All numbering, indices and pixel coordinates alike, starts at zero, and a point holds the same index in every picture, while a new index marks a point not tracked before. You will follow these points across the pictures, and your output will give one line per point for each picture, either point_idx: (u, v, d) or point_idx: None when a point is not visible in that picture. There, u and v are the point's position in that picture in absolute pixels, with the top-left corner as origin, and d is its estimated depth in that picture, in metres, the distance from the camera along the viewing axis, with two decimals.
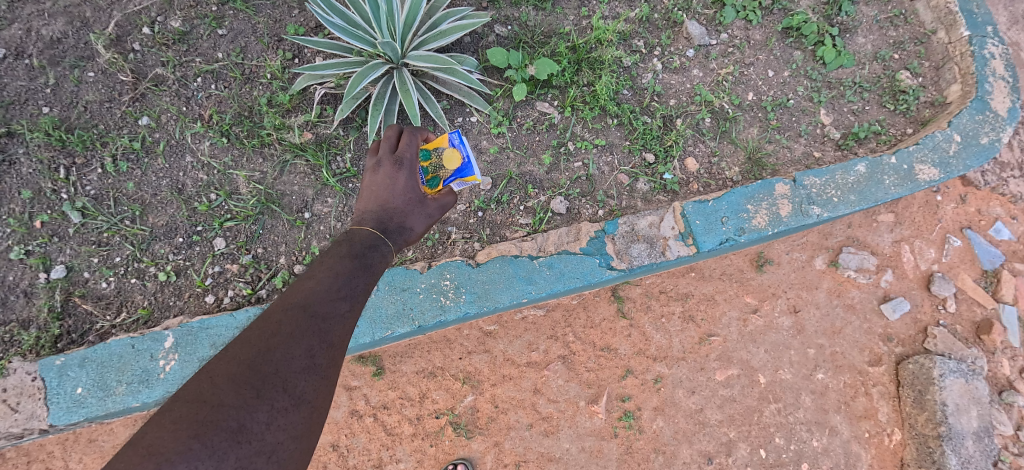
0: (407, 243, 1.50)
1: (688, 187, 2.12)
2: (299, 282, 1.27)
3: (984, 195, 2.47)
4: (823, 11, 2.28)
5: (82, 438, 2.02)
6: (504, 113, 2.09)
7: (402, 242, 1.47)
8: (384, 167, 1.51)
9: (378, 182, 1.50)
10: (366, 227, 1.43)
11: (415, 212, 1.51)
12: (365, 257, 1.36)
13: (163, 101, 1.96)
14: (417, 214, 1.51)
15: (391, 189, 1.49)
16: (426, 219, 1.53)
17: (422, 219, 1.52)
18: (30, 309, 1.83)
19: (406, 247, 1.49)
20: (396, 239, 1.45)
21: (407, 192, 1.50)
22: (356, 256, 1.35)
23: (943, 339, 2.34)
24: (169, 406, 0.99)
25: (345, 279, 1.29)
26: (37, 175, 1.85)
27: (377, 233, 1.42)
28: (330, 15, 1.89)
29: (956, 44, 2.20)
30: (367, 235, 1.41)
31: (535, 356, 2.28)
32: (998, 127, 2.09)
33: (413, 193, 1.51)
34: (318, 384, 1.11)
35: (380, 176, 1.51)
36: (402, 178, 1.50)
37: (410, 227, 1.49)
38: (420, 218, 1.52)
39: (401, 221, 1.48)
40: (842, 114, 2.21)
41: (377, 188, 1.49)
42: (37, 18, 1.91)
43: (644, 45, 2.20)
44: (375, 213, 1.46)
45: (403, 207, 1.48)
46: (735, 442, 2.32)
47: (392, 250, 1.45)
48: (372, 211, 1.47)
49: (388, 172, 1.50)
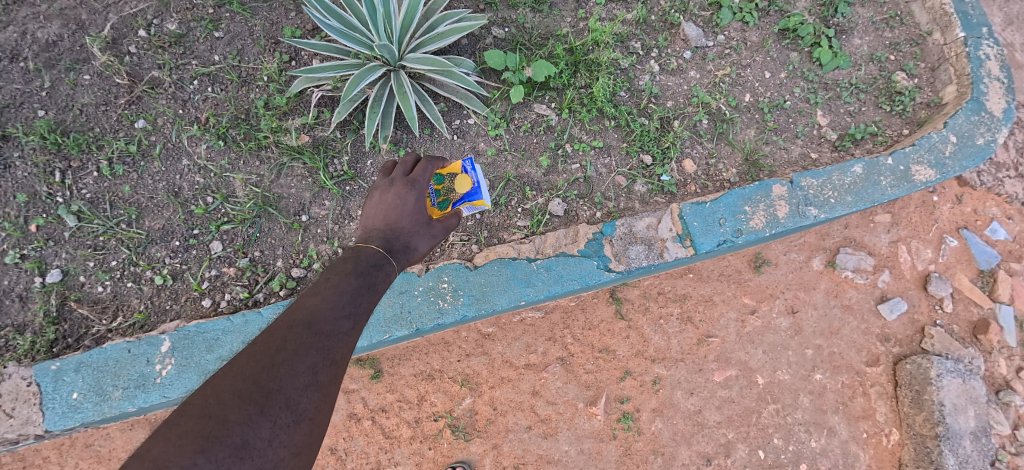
0: (410, 263, 1.49)
1: (686, 188, 2.12)
2: (304, 298, 1.27)
3: (980, 195, 2.49)
4: (819, 13, 2.29)
5: (79, 443, 2.01)
6: (501, 116, 2.10)
7: (405, 262, 1.46)
8: (395, 187, 1.51)
9: (387, 202, 1.50)
10: (371, 246, 1.42)
11: (420, 233, 1.49)
12: (369, 275, 1.36)
13: (159, 104, 1.95)
14: (422, 235, 1.49)
15: (400, 209, 1.48)
16: (430, 240, 1.52)
17: (426, 240, 1.50)
18: (25, 314, 1.82)
19: (409, 266, 1.48)
20: (399, 259, 1.44)
21: (415, 213, 1.48)
22: (361, 275, 1.35)
23: (940, 339, 2.35)
24: (175, 419, 0.98)
25: (350, 297, 1.29)
26: (32, 178, 1.84)
27: (381, 252, 1.41)
28: (327, 18, 1.88)
29: (951, 45, 2.21)
30: (372, 253, 1.40)
31: (533, 358, 2.28)
32: (993, 128, 2.10)
33: (421, 214, 1.49)
34: (320, 402, 1.11)
35: (390, 195, 1.50)
36: (412, 198, 1.49)
37: (414, 247, 1.48)
38: (425, 239, 1.50)
39: (406, 241, 1.47)
40: (838, 115, 2.22)
41: (386, 207, 1.49)
42: (32, 21, 1.90)
43: (642, 47, 2.20)
44: (381, 231, 1.46)
45: (409, 228, 1.47)
46: (734, 443, 2.32)
47: (395, 269, 1.44)
48: (379, 229, 1.47)
49: (399, 192, 1.49)
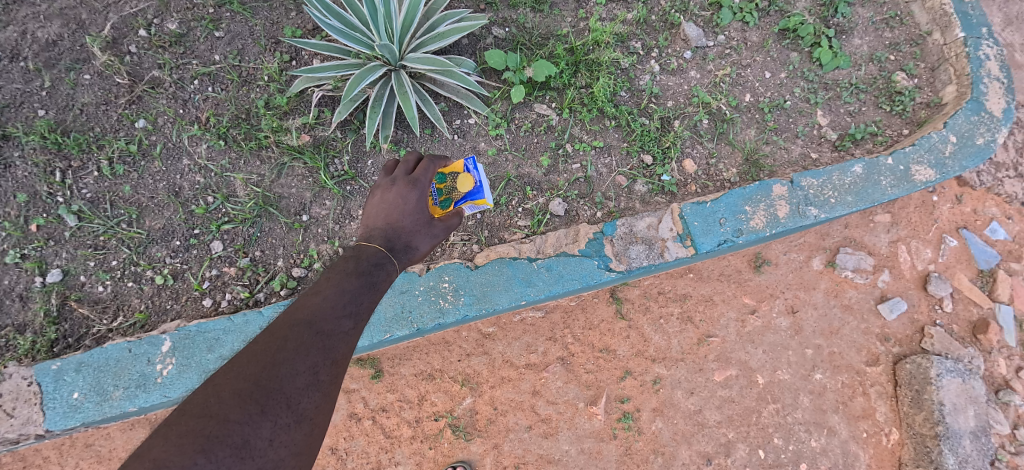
0: (411, 263, 1.49)
1: (686, 189, 2.12)
2: (305, 298, 1.27)
3: (980, 195, 2.49)
4: (819, 13, 2.29)
5: (79, 443, 2.01)
6: (501, 115, 2.10)
7: (406, 261, 1.46)
8: (396, 186, 1.51)
9: (388, 200, 1.50)
10: (372, 245, 1.42)
11: (422, 233, 1.49)
12: (371, 274, 1.36)
13: (160, 104, 1.95)
14: (424, 234, 1.49)
15: (401, 209, 1.48)
16: (431, 239, 1.52)
17: (427, 239, 1.51)
18: (26, 314, 1.82)
19: (410, 265, 1.49)
20: (401, 258, 1.45)
21: (416, 212, 1.49)
22: (362, 274, 1.35)
23: (940, 339, 2.35)
24: (175, 419, 0.98)
25: (351, 296, 1.29)
26: (33, 178, 1.84)
27: (382, 251, 1.41)
28: (328, 18, 1.88)
29: (951, 46, 2.22)
30: (374, 252, 1.40)
31: (533, 358, 2.28)
32: (993, 128, 2.10)
33: (422, 214, 1.50)
34: (320, 402, 1.10)
35: (391, 194, 1.50)
36: (413, 197, 1.49)
37: (416, 247, 1.48)
38: (426, 239, 1.51)
39: (407, 241, 1.47)
40: (838, 115, 2.22)
41: (387, 206, 1.49)
42: (32, 21, 1.90)
43: (643, 47, 2.20)
44: (382, 231, 1.46)
45: (410, 227, 1.48)
46: (734, 442, 2.33)
47: (397, 268, 1.44)
48: (380, 229, 1.47)
49: (400, 191, 1.49)
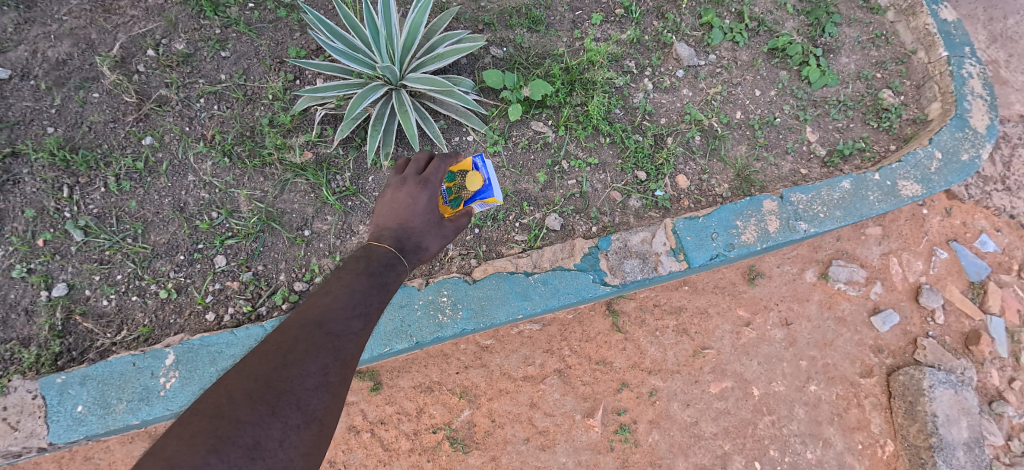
0: (421, 262, 1.54)
1: (679, 204, 2.17)
2: (315, 297, 1.29)
3: (969, 208, 2.55)
4: (807, 33, 2.37)
5: (78, 456, 2.03)
6: (499, 133, 2.15)
7: (416, 261, 1.51)
8: (407, 186, 1.56)
9: (399, 199, 1.55)
10: (383, 244, 1.47)
11: (432, 233, 1.54)
12: (381, 275, 1.39)
13: (166, 121, 2.00)
14: (433, 235, 1.54)
15: (412, 209, 1.53)
16: (441, 239, 1.56)
17: (437, 239, 1.55)
18: (30, 328, 1.85)
19: (420, 265, 1.53)
20: (410, 258, 1.49)
21: (427, 213, 1.54)
22: (372, 274, 1.38)
23: (932, 351, 2.40)
24: (188, 418, 1.01)
25: (361, 297, 1.32)
26: (41, 194, 1.88)
27: (393, 252, 1.45)
28: (331, 40, 1.94)
29: (936, 64, 2.29)
30: (384, 252, 1.44)
31: (531, 370, 2.31)
32: (978, 144, 2.16)
33: (433, 214, 1.55)
34: (329, 402, 1.13)
35: (402, 194, 1.56)
36: (424, 198, 1.54)
37: (425, 247, 1.53)
38: (436, 238, 1.55)
39: (417, 242, 1.52)
40: (827, 132, 2.28)
41: (398, 205, 1.54)
42: (43, 40, 1.96)
43: (636, 66, 2.26)
44: (393, 230, 1.51)
45: (420, 227, 1.52)
46: (730, 454, 2.35)
47: (406, 268, 1.48)
48: (391, 229, 1.51)
49: (411, 191, 1.55)
